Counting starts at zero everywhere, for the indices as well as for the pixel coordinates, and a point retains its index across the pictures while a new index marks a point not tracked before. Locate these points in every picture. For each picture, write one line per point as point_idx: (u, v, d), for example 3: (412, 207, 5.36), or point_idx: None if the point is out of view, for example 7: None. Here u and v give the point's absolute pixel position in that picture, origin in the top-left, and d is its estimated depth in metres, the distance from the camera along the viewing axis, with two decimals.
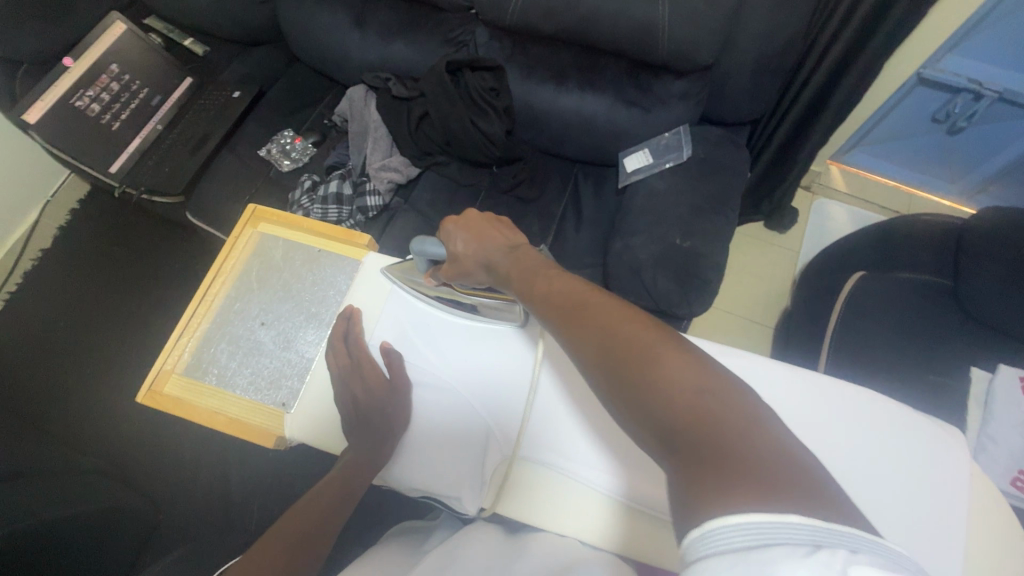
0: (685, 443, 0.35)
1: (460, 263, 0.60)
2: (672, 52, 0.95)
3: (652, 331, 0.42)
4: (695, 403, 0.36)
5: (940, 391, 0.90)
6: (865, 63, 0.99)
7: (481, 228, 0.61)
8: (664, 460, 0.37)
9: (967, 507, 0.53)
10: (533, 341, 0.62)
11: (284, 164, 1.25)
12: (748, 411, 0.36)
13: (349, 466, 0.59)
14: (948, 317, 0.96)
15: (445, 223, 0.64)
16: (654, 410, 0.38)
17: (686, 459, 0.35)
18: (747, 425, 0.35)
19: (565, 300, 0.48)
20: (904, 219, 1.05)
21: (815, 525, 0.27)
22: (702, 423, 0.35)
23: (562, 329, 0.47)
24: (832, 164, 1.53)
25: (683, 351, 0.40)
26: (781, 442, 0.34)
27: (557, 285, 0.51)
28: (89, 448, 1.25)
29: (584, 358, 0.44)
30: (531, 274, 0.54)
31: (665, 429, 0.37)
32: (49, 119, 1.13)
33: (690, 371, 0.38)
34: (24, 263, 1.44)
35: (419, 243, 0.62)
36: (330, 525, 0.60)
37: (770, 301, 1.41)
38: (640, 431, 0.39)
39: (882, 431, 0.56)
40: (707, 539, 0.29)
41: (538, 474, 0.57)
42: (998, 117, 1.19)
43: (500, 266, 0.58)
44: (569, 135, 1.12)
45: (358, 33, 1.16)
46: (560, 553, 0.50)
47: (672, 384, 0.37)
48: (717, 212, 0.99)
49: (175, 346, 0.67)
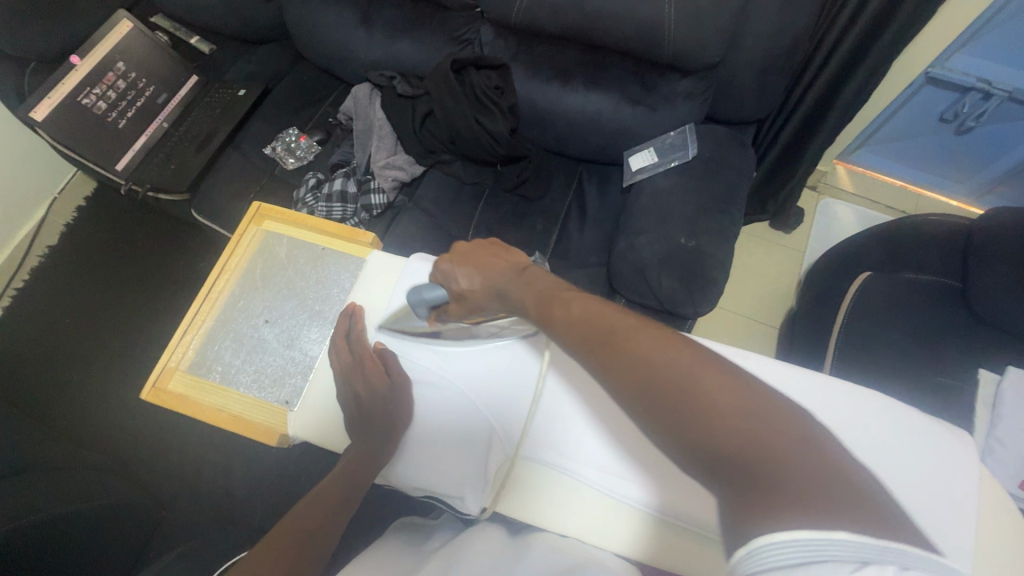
0: (740, 475, 0.34)
1: (470, 301, 0.56)
2: (677, 50, 0.95)
3: (691, 353, 0.38)
4: (748, 435, 0.34)
5: (947, 393, 0.89)
6: (872, 61, 0.98)
7: (478, 258, 0.56)
8: (718, 491, 0.36)
9: (975, 510, 0.52)
10: (537, 351, 0.62)
11: (288, 161, 1.25)
12: (801, 433, 0.35)
13: (354, 463, 0.59)
14: (956, 318, 0.95)
15: (439, 261, 0.59)
16: (701, 443, 0.36)
17: (739, 489, 0.34)
18: (801, 450, 0.34)
19: (586, 322, 0.44)
20: (911, 219, 1.05)
21: (864, 540, 0.29)
22: (757, 458, 0.34)
23: (590, 356, 0.43)
24: (838, 164, 1.52)
25: (726, 372, 0.37)
26: (835, 460, 0.34)
27: (575, 305, 0.46)
28: (94, 443, 1.25)
29: (616, 387, 0.40)
30: (545, 296, 0.48)
31: (715, 460, 0.35)
32: (56, 116, 1.14)
33: (738, 397, 0.36)
34: (31, 259, 1.45)
35: (415, 293, 0.58)
36: (334, 523, 0.60)
37: (775, 302, 1.40)
38: (684, 459, 0.37)
39: (885, 432, 0.56)
40: (756, 555, 0.31)
41: (541, 474, 0.58)
42: (1008, 116, 1.17)
43: (510, 297, 0.52)
44: (574, 134, 1.12)
45: (362, 31, 1.16)
46: (565, 551, 0.52)
47: (722, 416, 0.35)
48: (722, 212, 0.98)
49: (179, 344, 0.68)
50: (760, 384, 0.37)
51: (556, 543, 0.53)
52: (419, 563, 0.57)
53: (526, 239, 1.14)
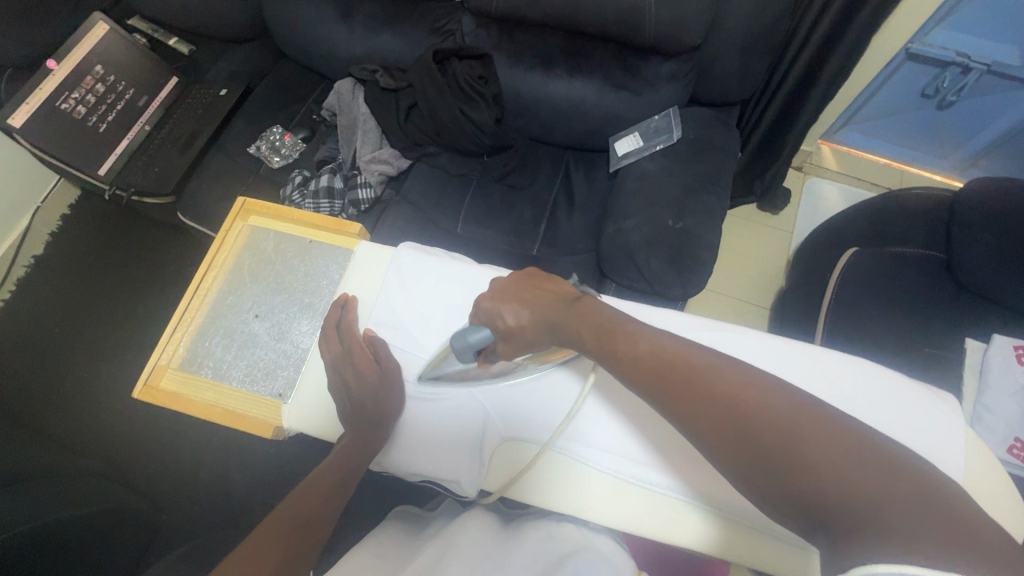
0: (843, 520, 0.35)
1: (519, 338, 0.55)
2: (659, 32, 0.95)
3: (778, 399, 0.39)
4: (852, 480, 0.35)
5: (934, 362, 0.91)
6: (853, 38, 0.98)
7: (524, 294, 0.55)
8: (820, 538, 0.37)
9: (958, 468, 0.55)
10: (580, 375, 0.62)
11: (273, 160, 1.24)
12: (910, 478, 0.34)
13: (348, 451, 0.58)
14: (941, 289, 0.96)
15: (479, 301, 0.57)
16: (797, 487, 0.36)
17: (846, 534, 0.34)
18: (907, 490, 0.34)
19: (656, 361, 0.45)
20: (895, 194, 1.06)
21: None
22: (864, 505, 0.34)
23: (660, 399, 0.44)
24: (823, 144, 1.53)
25: (814, 412, 0.38)
26: (943, 498, 0.34)
27: (641, 341, 0.47)
28: (90, 451, 1.25)
29: (694, 430, 0.41)
30: (604, 330, 0.49)
31: (813, 504, 0.36)
32: (35, 122, 1.11)
33: (833, 438, 0.36)
34: (17, 269, 1.43)
35: (460, 338, 0.56)
36: (327, 517, 0.57)
37: (765, 282, 1.42)
38: (776, 502, 0.38)
39: (862, 395, 0.58)
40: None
41: (562, 470, 0.59)
42: (988, 90, 1.19)
43: (564, 329, 0.52)
44: (559, 121, 1.12)
45: (343, 25, 1.14)
46: (559, 539, 0.56)
47: (820, 459, 0.36)
48: (709, 193, 0.99)
49: (169, 342, 0.67)
50: (853, 422, 0.38)
51: (553, 530, 0.58)
52: (417, 549, 0.58)
53: (515, 229, 1.14)
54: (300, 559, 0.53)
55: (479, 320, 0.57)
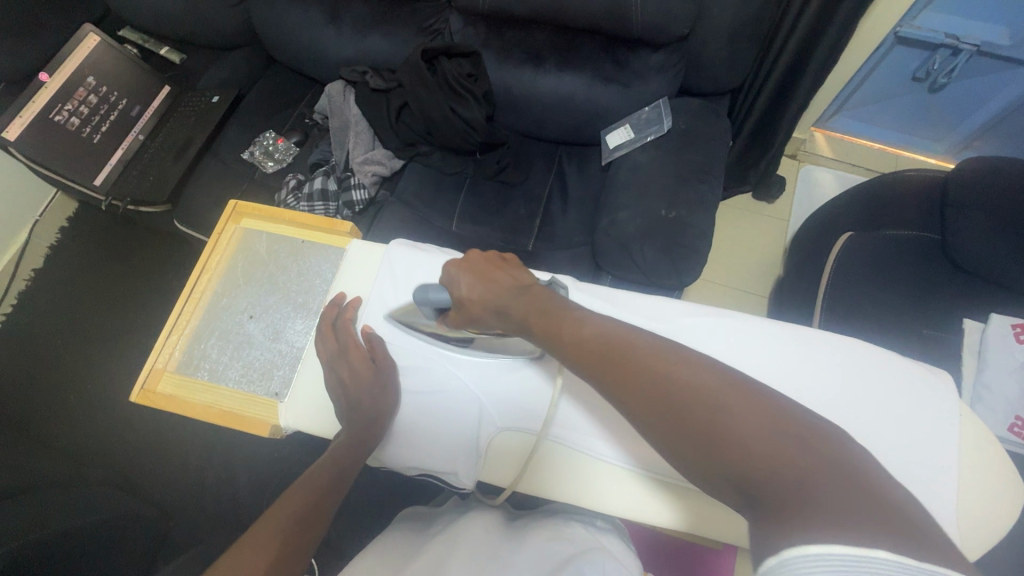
0: (765, 494, 0.36)
1: (467, 310, 0.56)
2: (647, 23, 0.95)
3: (712, 378, 0.41)
4: (775, 454, 0.36)
5: (933, 343, 0.91)
6: (840, 23, 0.98)
7: (484, 269, 0.56)
8: (749, 511, 0.38)
9: (954, 444, 0.55)
10: (548, 376, 0.61)
11: (267, 165, 1.25)
12: (830, 454, 0.36)
13: (343, 448, 0.58)
14: (937, 270, 0.96)
15: (447, 264, 0.58)
16: (727, 462, 0.38)
17: (769, 508, 0.36)
18: (826, 463, 0.35)
19: (601, 347, 0.47)
20: (888, 177, 1.06)
21: (903, 562, 0.30)
22: (784, 479, 0.35)
23: (604, 380, 0.46)
24: (816, 131, 1.53)
25: (744, 390, 0.40)
26: (860, 473, 0.35)
27: (587, 329, 0.49)
28: (95, 461, 1.25)
29: (634, 406, 0.43)
30: (551, 319, 0.51)
31: (742, 480, 0.37)
32: (29, 134, 1.12)
33: (759, 415, 0.38)
34: (17, 283, 1.43)
35: (421, 293, 0.59)
36: (320, 523, 0.56)
37: (763, 271, 1.42)
38: (712, 478, 0.40)
39: (854, 374, 0.58)
40: (785, 565, 0.32)
41: (553, 460, 0.59)
42: (978, 71, 1.19)
43: (511, 314, 0.54)
44: (550, 116, 1.12)
45: (332, 29, 1.14)
46: (565, 537, 0.56)
47: (743, 436, 0.37)
48: (702, 182, 0.99)
49: (165, 345, 0.68)
50: (778, 399, 0.40)
51: (559, 529, 0.58)
52: (419, 548, 0.58)
53: (510, 225, 1.14)
54: (297, 557, 0.53)
55: (442, 281, 0.59)
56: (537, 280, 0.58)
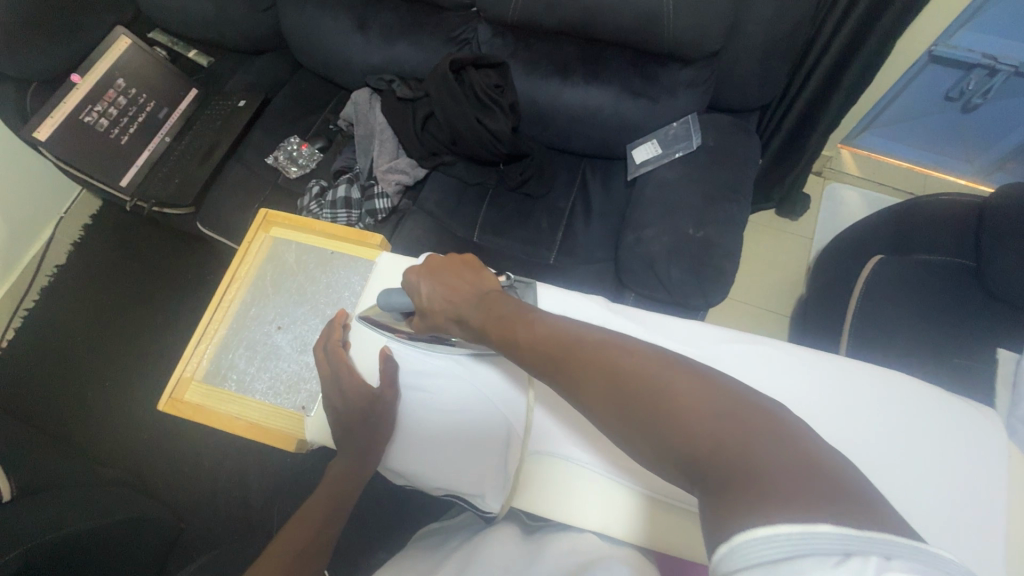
0: (712, 470, 0.36)
1: (429, 318, 0.59)
2: (679, 39, 0.94)
3: (657, 362, 0.42)
4: (717, 432, 0.36)
5: (966, 373, 0.88)
6: (875, 43, 0.97)
7: (445, 277, 0.59)
8: (699, 493, 0.37)
9: (997, 488, 0.53)
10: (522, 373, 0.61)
11: (291, 170, 1.26)
12: (770, 428, 0.36)
13: (345, 469, 0.62)
14: (972, 298, 0.93)
15: (408, 272, 0.61)
16: (676, 447, 0.38)
17: (716, 487, 0.35)
18: (764, 439, 0.35)
19: (552, 344, 0.48)
20: (921, 199, 1.03)
21: (846, 532, 0.28)
22: (726, 455, 0.35)
23: (554, 374, 0.47)
24: (843, 148, 1.51)
25: (687, 372, 0.41)
26: (799, 445, 0.35)
27: (541, 328, 0.50)
28: (113, 458, 1.26)
29: (585, 394, 0.44)
30: (505, 323, 0.52)
31: (690, 458, 0.37)
32: (60, 134, 1.13)
33: (701, 395, 0.39)
34: (42, 278, 1.45)
35: (386, 298, 0.62)
36: (332, 535, 0.64)
37: (787, 290, 1.39)
38: (664, 463, 0.40)
39: (892, 410, 0.57)
40: (736, 552, 0.30)
41: (541, 474, 0.58)
42: (1015, 92, 1.16)
43: (469, 322, 0.56)
44: (575, 129, 1.12)
45: (360, 37, 1.15)
46: (580, 551, 0.53)
47: (687, 416, 0.38)
48: (729, 201, 0.98)
49: (193, 354, 0.68)
50: (723, 380, 0.40)
51: (571, 539, 0.55)
52: (439, 562, 0.57)
53: (531, 238, 1.13)
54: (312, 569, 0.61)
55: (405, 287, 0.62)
56: (498, 285, 0.60)
